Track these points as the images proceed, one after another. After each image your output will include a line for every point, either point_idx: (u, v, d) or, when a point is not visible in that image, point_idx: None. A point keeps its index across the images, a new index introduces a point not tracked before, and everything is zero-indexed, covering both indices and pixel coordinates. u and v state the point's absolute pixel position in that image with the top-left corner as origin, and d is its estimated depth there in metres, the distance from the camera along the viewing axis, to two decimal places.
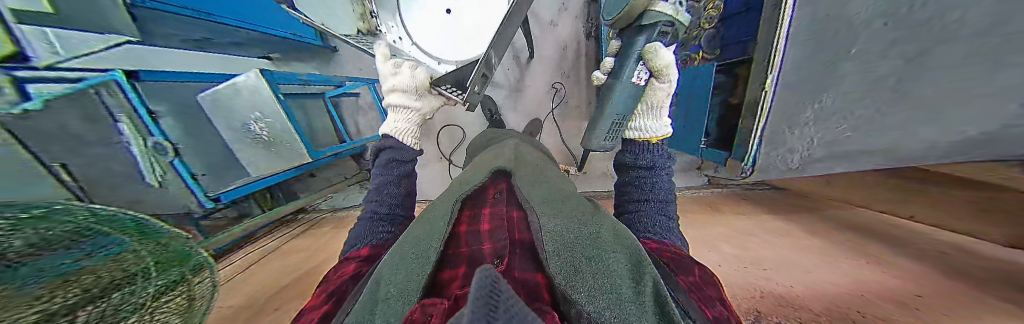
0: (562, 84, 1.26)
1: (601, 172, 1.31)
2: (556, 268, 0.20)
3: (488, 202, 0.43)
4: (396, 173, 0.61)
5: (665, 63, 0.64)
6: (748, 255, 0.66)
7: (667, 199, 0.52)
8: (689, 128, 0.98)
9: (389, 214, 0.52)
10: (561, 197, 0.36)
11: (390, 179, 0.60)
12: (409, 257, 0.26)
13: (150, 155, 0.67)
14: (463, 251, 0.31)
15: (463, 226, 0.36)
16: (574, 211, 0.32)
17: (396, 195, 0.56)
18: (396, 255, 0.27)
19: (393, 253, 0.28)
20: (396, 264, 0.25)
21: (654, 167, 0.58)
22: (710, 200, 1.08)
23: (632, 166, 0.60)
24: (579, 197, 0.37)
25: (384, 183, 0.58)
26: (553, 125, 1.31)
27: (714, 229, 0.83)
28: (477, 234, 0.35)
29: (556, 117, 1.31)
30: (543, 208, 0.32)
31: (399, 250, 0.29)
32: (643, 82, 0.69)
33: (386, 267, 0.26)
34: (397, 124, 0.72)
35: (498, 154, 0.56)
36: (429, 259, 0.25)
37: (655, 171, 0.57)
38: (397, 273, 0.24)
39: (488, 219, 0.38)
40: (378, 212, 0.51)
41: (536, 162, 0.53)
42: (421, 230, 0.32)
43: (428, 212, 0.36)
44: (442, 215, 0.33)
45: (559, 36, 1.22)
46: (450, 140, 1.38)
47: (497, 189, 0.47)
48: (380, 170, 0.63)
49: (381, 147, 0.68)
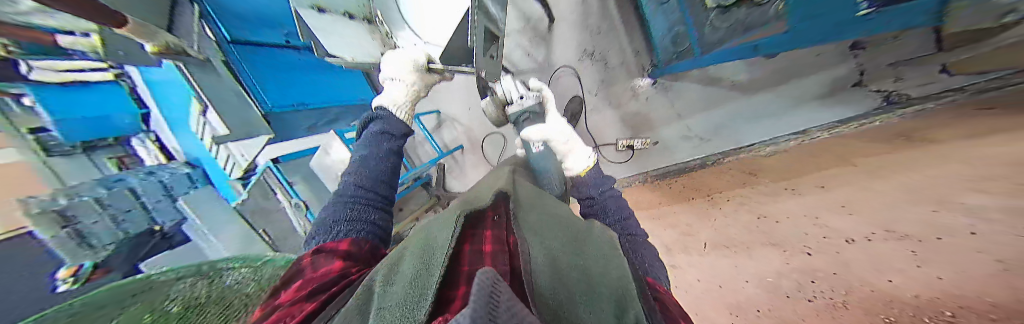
0: (594, 47, 1.20)
1: (679, 136, 1.12)
2: (562, 285, 0.19)
3: (488, 224, 0.36)
4: (386, 148, 0.54)
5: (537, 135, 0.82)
6: (996, 180, 0.36)
7: (626, 214, 0.60)
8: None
9: (368, 188, 0.45)
10: (551, 227, 0.33)
11: (374, 153, 0.52)
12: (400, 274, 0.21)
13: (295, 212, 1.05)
14: (467, 267, 0.24)
15: (466, 243, 0.30)
16: (562, 240, 0.29)
17: (383, 171, 0.49)
18: (392, 274, 0.22)
19: (387, 273, 0.22)
20: (392, 280, 0.20)
21: (595, 195, 0.67)
22: (900, 126, 0.66)
23: (582, 199, 0.70)
24: (568, 226, 0.34)
25: (367, 157, 0.51)
26: (595, 97, 1.24)
27: (922, 165, 0.49)
28: (479, 256, 0.28)
29: (596, 86, 1.23)
30: (531, 237, 0.29)
31: (397, 267, 0.23)
32: (542, 150, 0.84)
33: (376, 284, 0.20)
34: (393, 96, 0.71)
35: (498, 179, 0.58)
36: (433, 271, 0.19)
37: (598, 199, 0.66)
38: (385, 292, 0.18)
39: (489, 246, 0.30)
40: (363, 187, 0.45)
41: (538, 190, 0.53)
42: (417, 244, 0.27)
43: (432, 226, 0.33)
44: (444, 228, 0.30)
45: None
46: (494, 148, 1.42)
47: (494, 213, 0.40)
48: (364, 143, 0.54)
49: (371, 117, 0.61)
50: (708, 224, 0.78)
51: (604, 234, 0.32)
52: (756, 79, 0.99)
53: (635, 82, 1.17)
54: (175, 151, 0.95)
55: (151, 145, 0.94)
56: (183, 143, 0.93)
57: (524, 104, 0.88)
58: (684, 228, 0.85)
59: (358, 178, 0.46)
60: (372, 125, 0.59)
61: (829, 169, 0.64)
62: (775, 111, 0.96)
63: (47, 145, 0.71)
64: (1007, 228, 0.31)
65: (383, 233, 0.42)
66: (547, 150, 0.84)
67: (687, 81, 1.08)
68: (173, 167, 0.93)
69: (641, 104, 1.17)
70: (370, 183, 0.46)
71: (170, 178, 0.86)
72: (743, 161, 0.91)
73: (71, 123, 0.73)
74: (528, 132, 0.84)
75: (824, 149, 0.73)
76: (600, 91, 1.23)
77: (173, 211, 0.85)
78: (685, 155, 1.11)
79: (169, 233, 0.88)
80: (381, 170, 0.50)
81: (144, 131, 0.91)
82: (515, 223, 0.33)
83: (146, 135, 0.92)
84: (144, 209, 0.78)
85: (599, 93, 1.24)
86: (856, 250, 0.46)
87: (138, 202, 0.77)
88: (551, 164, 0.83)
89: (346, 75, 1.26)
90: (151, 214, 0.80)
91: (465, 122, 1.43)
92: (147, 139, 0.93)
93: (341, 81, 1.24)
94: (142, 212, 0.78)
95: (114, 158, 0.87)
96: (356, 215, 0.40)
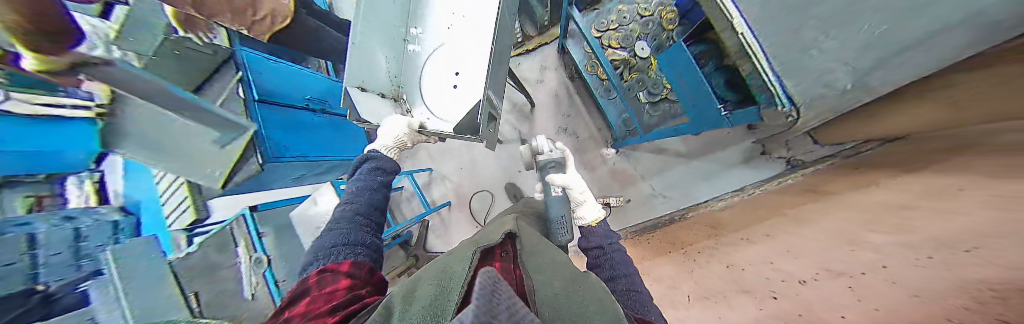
0: (564, 124, 1.47)
1: (647, 195, 1.28)
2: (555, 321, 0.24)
3: (496, 258, 0.41)
4: (380, 180, 0.59)
5: (560, 180, 0.85)
6: (888, 226, 0.48)
7: (631, 271, 0.61)
8: (694, 103, 0.84)
9: (360, 214, 0.50)
10: (550, 267, 0.38)
11: (369, 185, 0.56)
12: (419, 300, 0.26)
13: (251, 267, 0.93)
14: None
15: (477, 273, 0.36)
16: (561, 279, 0.34)
17: (377, 199, 0.54)
18: (411, 296, 0.28)
19: (407, 296, 0.28)
20: (412, 305, 0.26)
21: (603, 245, 0.70)
22: (807, 185, 0.82)
23: (588, 247, 0.71)
24: (568, 269, 0.39)
25: (363, 188, 0.55)
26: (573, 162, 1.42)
27: (832, 215, 0.61)
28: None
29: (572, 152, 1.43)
30: (538, 277, 0.34)
31: (416, 291, 0.29)
32: (559, 195, 0.85)
33: (400, 307, 0.26)
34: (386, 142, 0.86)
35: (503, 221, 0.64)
36: (448, 299, 0.25)
37: (605, 250, 0.68)
38: (409, 314, 0.24)
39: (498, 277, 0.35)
40: (356, 213, 0.49)
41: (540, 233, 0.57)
42: (436, 274, 0.33)
43: (448, 260, 0.38)
44: (460, 262, 0.35)
45: (550, 88, 1.52)
46: (481, 205, 1.46)
47: (502, 248, 0.44)
48: (360, 176, 0.58)
49: (365, 157, 0.64)
50: (688, 279, 0.80)
51: (600, 286, 0.36)
52: (694, 150, 1.23)
53: (603, 150, 1.39)
54: (113, 194, 0.89)
55: (87, 186, 0.86)
56: (131, 185, 0.90)
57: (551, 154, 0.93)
58: (668, 283, 0.85)
59: (353, 205, 0.50)
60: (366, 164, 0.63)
61: (770, 220, 0.74)
62: (714, 173, 1.19)
63: None
64: (912, 262, 0.40)
65: (374, 254, 0.46)
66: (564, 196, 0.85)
67: (643, 150, 1.31)
68: (102, 212, 0.84)
69: (611, 168, 1.35)
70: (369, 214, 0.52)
71: (91, 224, 0.79)
72: (704, 216, 1.01)
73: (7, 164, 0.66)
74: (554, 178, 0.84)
75: (760, 203, 0.87)
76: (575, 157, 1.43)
77: (66, 267, 0.71)
78: (657, 211, 1.23)
79: (56, 294, 0.67)
80: (374, 201, 0.54)
81: (89, 170, 0.86)
82: (521, 263, 0.38)
83: (89, 175, 0.87)
84: (30, 264, 0.65)
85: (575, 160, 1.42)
86: (811, 290, 0.50)
87: (28, 253, 0.65)
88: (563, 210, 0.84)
89: (343, 129, 1.42)
90: (37, 271, 0.66)
91: (455, 179, 1.51)
92: (87, 179, 0.86)
93: (337, 134, 1.38)
94: (25, 268, 0.64)
95: (32, 197, 0.76)
96: (353, 239, 0.44)
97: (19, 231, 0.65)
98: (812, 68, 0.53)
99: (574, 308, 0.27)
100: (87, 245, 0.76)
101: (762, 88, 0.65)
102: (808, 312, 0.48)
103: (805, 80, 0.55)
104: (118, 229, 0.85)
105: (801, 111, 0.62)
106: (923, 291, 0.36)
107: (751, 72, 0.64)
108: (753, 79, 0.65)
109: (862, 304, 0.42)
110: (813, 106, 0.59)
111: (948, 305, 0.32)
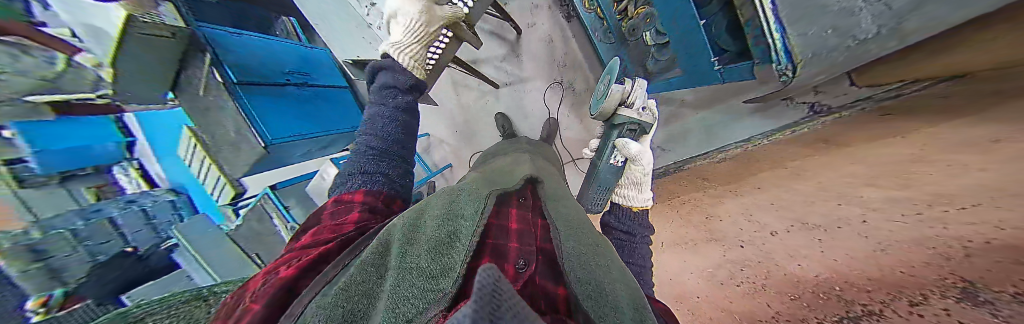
0: (560, 78, 1.36)
1: None
2: (579, 289, 0.25)
3: (514, 204, 0.44)
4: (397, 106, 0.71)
5: (634, 151, 0.73)
6: (884, 178, 0.44)
7: (644, 264, 0.55)
8: (691, 56, 0.81)
9: (381, 156, 0.62)
10: (568, 223, 0.41)
11: (386, 109, 0.69)
12: (418, 248, 0.28)
13: None
14: (490, 240, 0.33)
15: (492, 219, 0.38)
16: (585, 243, 0.36)
17: (391, 123, 0.67)
18: (411, 235, 0.32)
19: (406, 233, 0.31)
20: (413, 249, 0.28)
21: (632, 233, 0.62)
22: (827, 132, 0.75)
23: (614, 228, 0.64)
24: (589, 232, 0.41)
25: (380, 115, 0.68)
26: (568, 119, 1.41)
27: (833, 168, 0.57)
28: (502, 231, 0.36)
29: (568, 109, 1.39)
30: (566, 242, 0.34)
31: (414, 238, 0.31)
32: (620, 165, 0.78)
33: (400, 246, 0.28)
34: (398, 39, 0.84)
35: (506, 165, 0.67)
36: (450, 254, 0.28)
37: (631, 238, 0.61)
38: (409, 256, 0.26)
39: (513, 226, 0.38)
40: (373, 148, 0.63)
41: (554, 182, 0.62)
42: (447, 222, 0.35)
43: (461, 205, 0.41)
44: (472, 212, 0.38)
45: (541, 35, 1.34)
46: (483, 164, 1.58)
47: (521, 194, 0.48)
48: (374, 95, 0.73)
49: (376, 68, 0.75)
50: (682, 230, 0.90)
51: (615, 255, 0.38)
52: (702, 98, 1.18)
53: None
54: (161, 178, 0.95)
55: (134, 173, 0.88)
56: (167, 166, 0.95)
57: (642, 114, 0.75)
58: None
59: (370, 138, 0.64)
60: (379, 76, 0.75)
61: (767, 174, 0.73)
62: (721, 124, 1.16)
63: (19, 176, 0.62)
64: (893, 218, 0.38)
65: (387, 179, 0.60)
66: (624, 166, 0.78)
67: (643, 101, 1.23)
68: (157, 194, 0.94)
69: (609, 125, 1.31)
70: (385, 145, 0.64)
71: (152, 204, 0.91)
72: (704, 172, 1.01)
73: (51, 155, 0.67)
74: (632, 150, 0.74)
75: (764, 156, 0.84)
76: (571, 112, 1.39)
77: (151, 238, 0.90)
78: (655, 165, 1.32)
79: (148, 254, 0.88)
80: (392, 130, 0.66)
81: None
82: (544, 222, 0.40)
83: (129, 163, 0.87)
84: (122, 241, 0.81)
85: (570, 117, 1.40)
86: (778, 241, 0.54)
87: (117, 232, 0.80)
88: (612, 180, 0.79)
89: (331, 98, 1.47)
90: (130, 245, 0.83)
91: (452, 143, 1.67)
92: (130, 167, 0.87)
93: (329, 105, 1.45)
94: (119, 243, 0.80)
95: (93, 187, 0.79)
96: (368, 170, 0.59)
97: (101, 216, 0.78)
98: (830, 9, 0.49)
99: (595, 270, 0.29)
100: (159, 222, 0.91)
101: (757, 40, 0.63)
102: (769, 260, 0.53)
103: (811, 29, 0.54)
104: (177, 207, 0.98)
105: (798, 70, 0.63)
106: (889, 245, 0.36)
107: (750, 18, 0.61)
108: (752, 29, 0.62)
109: (823, 254, 0.44)
110: (820, 60, 0.60)
111: (903, 259, 0.33)
